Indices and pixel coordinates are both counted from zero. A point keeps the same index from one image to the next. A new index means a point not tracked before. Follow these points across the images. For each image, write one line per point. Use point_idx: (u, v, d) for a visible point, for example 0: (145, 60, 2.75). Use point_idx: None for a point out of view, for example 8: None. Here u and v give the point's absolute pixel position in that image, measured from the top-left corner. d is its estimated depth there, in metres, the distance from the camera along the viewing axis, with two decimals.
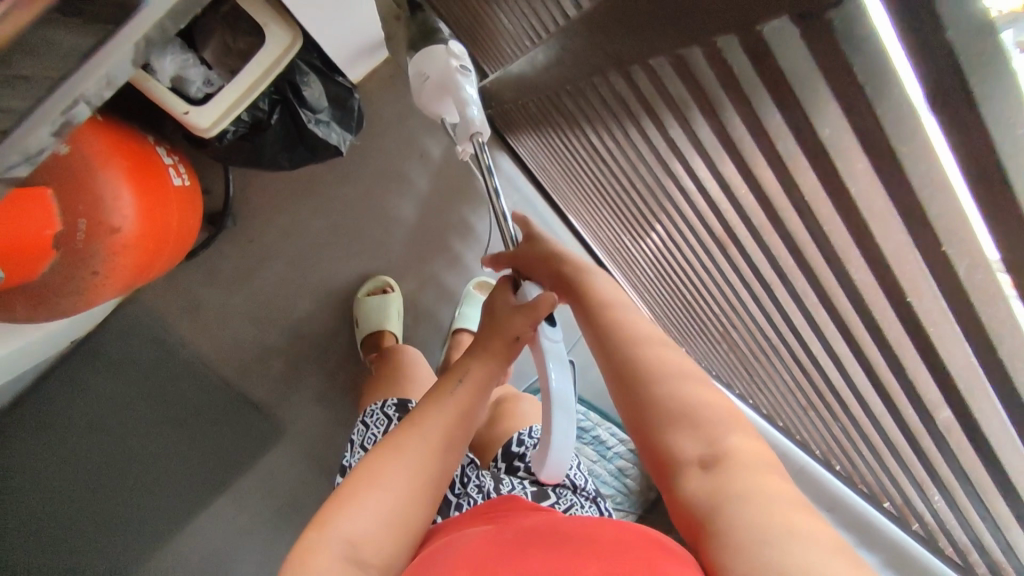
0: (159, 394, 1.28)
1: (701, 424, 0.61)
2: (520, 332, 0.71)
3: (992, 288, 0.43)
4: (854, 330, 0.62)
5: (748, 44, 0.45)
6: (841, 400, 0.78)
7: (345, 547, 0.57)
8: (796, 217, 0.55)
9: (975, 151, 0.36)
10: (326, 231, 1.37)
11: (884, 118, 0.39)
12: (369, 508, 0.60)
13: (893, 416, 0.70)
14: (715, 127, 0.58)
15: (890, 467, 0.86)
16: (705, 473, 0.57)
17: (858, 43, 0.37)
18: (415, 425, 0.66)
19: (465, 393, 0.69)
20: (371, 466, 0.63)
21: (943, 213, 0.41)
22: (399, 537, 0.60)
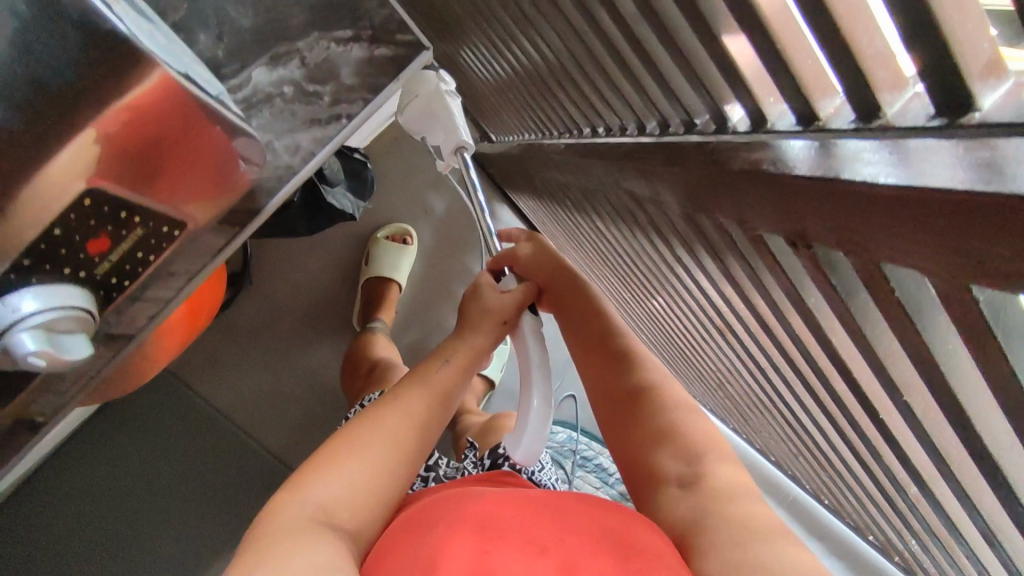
0: (172, 451, 1.23)
1: (687, 446, 0.68)
2: (509, 318, 0.74)
3: (960, 457, 0.43)
4: (853, 439, 0.61)
5: (746, 233, 0.42)
6: (838, 466, 0.77)
7: (319, 506, 0.57)
8: (789, 336, 0.53)
9: (928, 371, 0.36)
10: (338, 284, 1.40)
11: (858, 314, 0.38)
12: (342, 474, 0.60)
13: (888, 499, 0.68)
14: (718, 265, 0.54)
15: (875, 514, 0.84)
16: (681, 491, 0.65)
17: (838, 270, 0.36)
18: (396, 401, 0.67)
19: (448, 374, 0.71)
20: (353, 432, 0.64)
21: (907, 387, 0.41)
22: (370, 504, 0.60)
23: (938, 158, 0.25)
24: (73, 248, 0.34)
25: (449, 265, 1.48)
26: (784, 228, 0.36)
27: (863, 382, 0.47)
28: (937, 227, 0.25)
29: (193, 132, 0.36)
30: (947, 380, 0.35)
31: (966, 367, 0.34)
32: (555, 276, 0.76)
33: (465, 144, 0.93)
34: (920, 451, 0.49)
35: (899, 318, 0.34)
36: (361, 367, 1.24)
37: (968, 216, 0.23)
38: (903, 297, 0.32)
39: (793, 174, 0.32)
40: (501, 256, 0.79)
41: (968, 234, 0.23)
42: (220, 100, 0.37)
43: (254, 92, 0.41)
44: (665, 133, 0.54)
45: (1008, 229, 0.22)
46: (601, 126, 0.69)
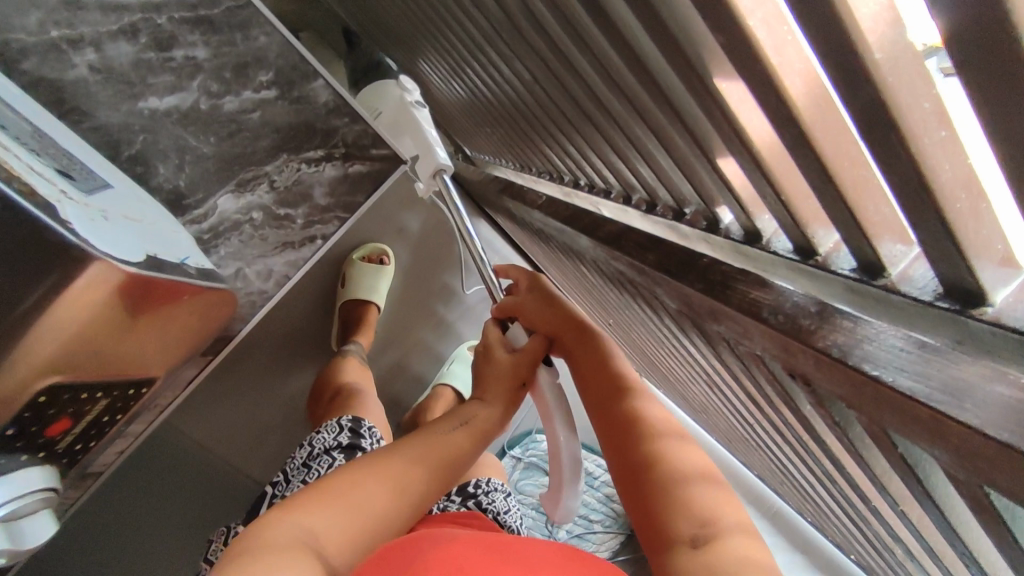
0: (153, 486, 1.16)
1: (699, 505, 0.49)
2: (526, 378, 0.65)
3: (953, 560, 0.43)
4: (864, 511, 0.55)
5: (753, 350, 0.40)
6: (845, 518, 0.71)
7: (304, 532, 0.51)
8: (789, 423, 0.50)
9: (927, 507, 0.35)
10: (314, 308, 1.32)
11: (856, 440, 0.36)
12: (338, 507, 0.54)
13: (893, 560, 0.64)
14: (724, 348, 0.47)
15: (875, 558, 0.79)
16: (693, 553, 0.46)
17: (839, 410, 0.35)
18: (409, 445, 0.61)
19: (462, 435, 0.63)
20: (362, 468, 0.59)
21: (902, 500, 0.40)
22: (360, 537, 0.54)
23: (955, 369, 0.25)
24: (47, 418, 0.57)
25: (429, 278, 1.45)
26: (784, 361, 0.36)
27: (856, 478, 0.46)
28: (949, 439, 0.25)
29: (171, 293, 0.65)
30: (949, 520, 0.34)
31: (961, 513, 0.33)
32: (560, 321, 0.64)
33: (445, 166, 0.72)
34: (912, 538, 0.47)
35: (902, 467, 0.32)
36: (325, 394, 1.17)
37: (975, 443, 0.23)
38: (905, 453, 0.31)
39: (798, 331, 0.32)
40: (502, 305, 0.69)
41: (977, 456, 0.24)
42: (182, 262, 0.68)
43: (219, 215, 0.74)
44: (654, 212, 0.52)
45: (1016, 469, 0.22)
46: (584, 180, 0.67)
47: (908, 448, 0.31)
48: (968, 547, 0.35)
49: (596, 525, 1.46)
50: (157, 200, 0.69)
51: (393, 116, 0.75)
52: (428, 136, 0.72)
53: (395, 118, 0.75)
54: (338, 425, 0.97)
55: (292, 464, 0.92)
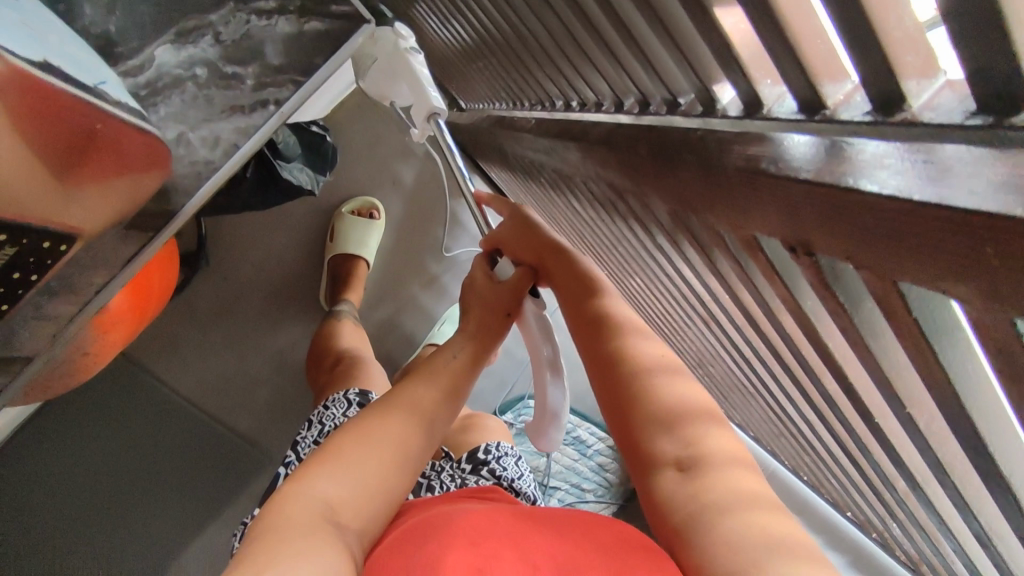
0: (136, 438, 1.13)
1: (681, 424, 0.55)
2: (512, 309, 0.67)
3: (958, 467, 0.40)
4: (864, 438, 0.52)
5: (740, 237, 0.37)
6: (832, 452, 0.68)
7: (322, 505, 0.49)
8: (793, 339, 0.46)
9: (938, 390, 0.31)
10: (303, 261, 1.28)
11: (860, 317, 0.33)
12: (349, 469, 0.52)
13: (898, 502, 0.60)
14: (728, 261, 0.44)
15: (857, 496, 0.79)
16: (681, 476, 0.53)
17: (841, 278, 0.31)
18: (405, 392, 0.59)
19: (454, 371, 0.63)
20: (363, 423, 0.56)
21: (911, 393, 0.36)
22: (378, 499, 0.53)
23: (980, 174, 0.20)
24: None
25: (421, 234, 1.41)
26: (783, 234, 0.31)
27: (859, 388, 0.43)
28: (984, 261, 0.20)
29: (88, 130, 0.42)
30: (961, 400, 0.31)
31: (981, 377, 0.29)
32: (548, 253, 0.66)
33: (439, 110, 0.79)
34: (915, 455, 0.45)
35: (916, 338, 0.29)
36: (325, 361, 1.13)
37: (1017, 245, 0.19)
38: (915, 308, 0.27)
39: (792, 176, 0.27)
40: (489, 240, 0.71)
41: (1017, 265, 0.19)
42: (99, 89, 0.44)
43: (158, 73, 0.50)
44: (646, 112, 0.48)
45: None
46: (575, 100, 0.63)
47: (922, 299, 0.27)
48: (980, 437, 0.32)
49: (588, 494, 1.44)
50: (85, 40, 0.46)
51: (387, 63, 0.77)
52: (422, 83, 0.78)
53: (391, 66, 0.78)
54: (346, 399, 0.94)
55: (305, 441, 0.89)
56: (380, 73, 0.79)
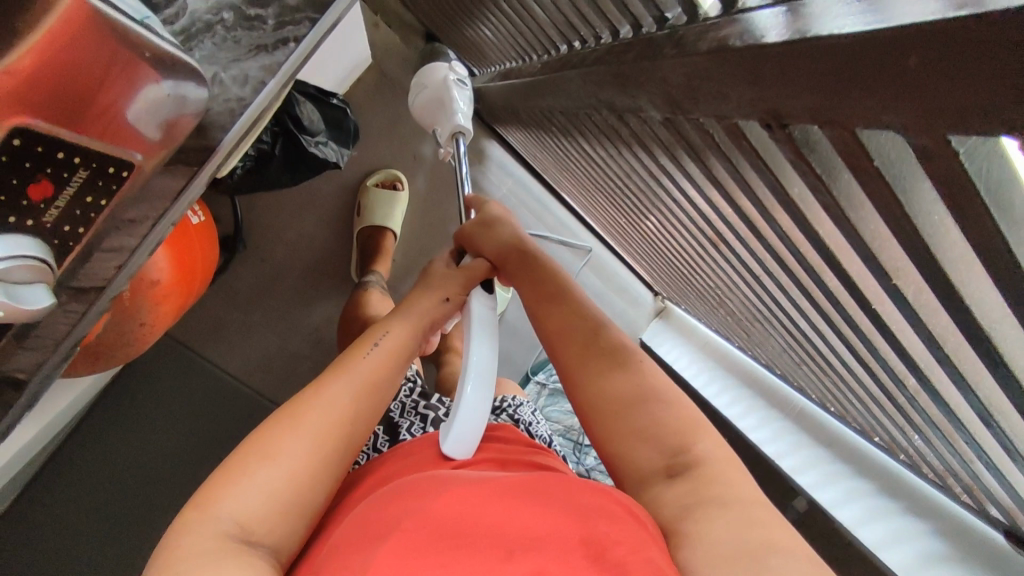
0: (190, 414, 1.21)
1: (666, 436, 0.57)
2: (452, 294, 0.68)
3: (951, 337, 0.42)
4: (873, 338, 0.54)
5: (725, 126, 0.41)
6: (849, 367, 0.70)
7: (232, 525, 0.48)
8: (794, 239, 0.48)
9: (910, 241, 0.35)
10: (333, 238, 1.34)
11: (834, 187, 0.36)
12: (258, 483, 0.51)
13: (917, 407, 0.62)
14: (727, 167, 0.47)
15: (878, 414, 0.80)
16: (669, 482, 0.55)
17: (813, 145, 0.35)
18: (317, 392, 0.57)
19: (373, 366, 0.61)
20: (269, 428, 0.54)
21: (894, 264, 0.39)
22: (296, 506, 0.52)
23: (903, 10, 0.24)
24: (14, 193, 0.33)
25: (445, 205, 1.44)
26: (758, 110, 0.36)
27: (853, 274, 0.45)
28: (907, 66, 0.24)
29: (125, 72, 0.34)
30: (929, 246, 0.34)
31: (945, 226, 0.32)
32: (506, 251, 0.69)
33: (463, 128, 0.82)
34: (915, 339, 0.47)
35: (881, 188, 0.32)
36: (353, 327, 1.17)
37: (937, 50, 0.23)
38: (873, 151, 0.30)
39: (761, 41, 0.32)
40: (458, 236, 0.74)
41: (936, 66, 0.23)
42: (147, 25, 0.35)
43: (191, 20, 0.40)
44: (639, 34, 0.51)
45: (995, 43, 0.21)
46: (576, 41, 0.66)
47: (878, 152, 0.30)
48: (953, 283, 0.35)
49: None
50: None
51: (433, 91, 0.86)
52: (452, 106, 0.83)
53: (434, 94, 0.86)
54: None
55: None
56: (426, 99, 0.87)
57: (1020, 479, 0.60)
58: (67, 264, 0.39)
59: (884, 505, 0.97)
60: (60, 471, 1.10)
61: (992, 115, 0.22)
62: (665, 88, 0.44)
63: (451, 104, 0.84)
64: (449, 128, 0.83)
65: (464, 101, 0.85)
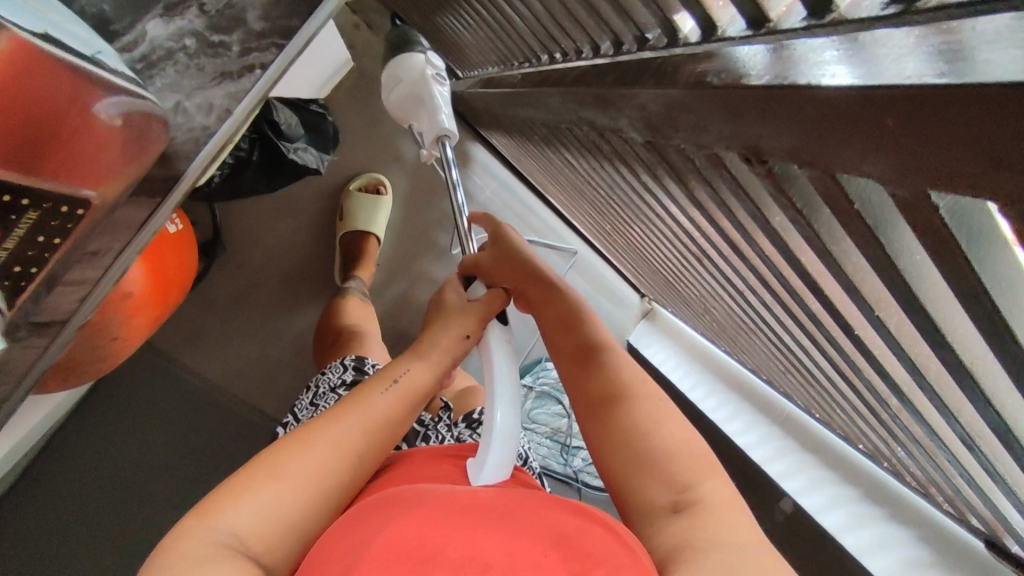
0: (170, 423, 1.19)
1: (672, 469, 0.55)
2: (473, 330, 0.67)
3: (933, 368, 0.42)
4: (857, 360, 0.53)
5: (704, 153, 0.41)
6: (834, 380, 0.69)
7: (230, 536, 0.48)
8: (775, 262, 0.48)
9: (891, 278, 0.34)
10: (315, 243, 1.32)
11: (814, 222, 0.36)
12: (262, 500, 0.50)
13: (900, 424, 0.61)
14: (709, 192, 0.47)
15: (863, 424, 0.80)
16: (674, 516, 0.53)
17: (793, 181, 0.34)
18: (333, 421, 0.57)
19: (390, 400, 0.60)
20: (281, 449, 0.54)
21: (876, 297, 0.38)
22: (296, 530, 0.51)
23: (887, 74, 0.23)
24: None
25: (428, 208, 1.41)
26: (737, 143, 0.35)
27: (835, 301, 0.44)
28: (884, 123, 0.24)
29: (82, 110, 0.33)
30: (911, 286, 0.33)
31: (925, 267, 0.32)
32: (520, 275, 0.70)
33: (449, 130, 0.80)
34: (896, 364, 0.47)
35: (861, 227, 0.32)
36: (328, 336, 1.16)
37: (916, 109, 0.22)
38: (852, 195, 0.30)
39: (743, 80, 0.31)
40: (468, 264, 0.72)
41: (916, 126, 0.23)
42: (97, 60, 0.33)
43: (151, 48, 0.38)
44: (619, 52, 0.50)
45: (975, 113, 0.20)
46: (558, 53, 0.64)
47: (857, 197, 0.30)
48: (933, 320, 0.35)
49: None
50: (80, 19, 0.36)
51: (413, 88, 0.83)
52: (435, 107, 0.80)
53: (413, 91, 0.83)
54: (342, 365, 0.96)
55: (302, 405, 0.94)
56: (403, 95, 0.84)
57: (1000, 496, 0.60)
58: (22, 300, 0.38)
59: (868, 513, 0.98)
60: (40, 482, 1.10)
61: (968, 172, 0.22)
62: (644, 111, 0.44)
63: (432, 103, 0.81)
64: (432, 130, 0.81)
65: (445, 100, 0.82)
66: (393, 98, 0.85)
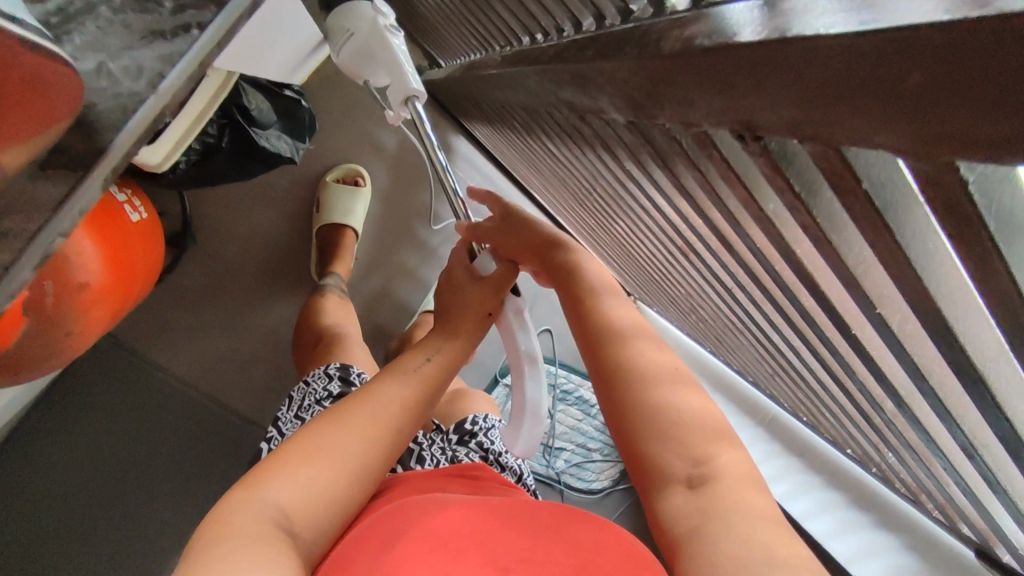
0: (135, 421, 1.14)
1: (689, 441, 0.51)
2: (494, 308, 0.64)
3: (938, 372, 0.39)
4: (852, 363, 0.50)
5: (693, 133, 0.37)
6: (823, 381, 0.66)
7: (277, 511, 0.44)
8: (766, 255, 0.44)
9: (900, 272, 0.31)
10: (291, 235, 1.27)
11: (815, 208, 0.32)
12: (307, 473, 0.47)
13: (893, 430, 0.59)
14: (698, 179, 0.43)
15: (853, 428, 0.77)
16: (688, 493, 0.49)
17: (793, 163, 0.31)
18: (371, 394, 0.54)
19: (425, 376, 0.58)
20: (321, 424, 0.51)
21: (881, 294, 0.35)
22: (339, 506, 0.48)
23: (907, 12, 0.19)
24: None
25: (408, 201, 1.37)
26: (728, 118, 0.31)
27: (832, 298, 0.41)
28: (902, 85, 0.20)
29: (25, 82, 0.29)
30: (922, 280, 0.30)
31: (939, 254, 0.28)
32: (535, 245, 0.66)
33: (417, 93, 0.74)
34: (895, 366, 0.43)
35: (867, 212, 0.28)
36: (306, 338, 1.10)
37: (941, 66, 0.19)
38: (861, 172, 0.26)
39: (734, 40, 0.27)
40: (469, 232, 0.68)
41: (939, 89, 0.19)
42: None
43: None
44: (601, 26, 0.46)
45: (1000, 69, 0.17)
46: (539, 33, 0.61)
47: (871, 176, 0.26)
48: (943, 318, 0.31)
49: (595, 453, 1.32)
50: None
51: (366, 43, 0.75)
52: (399, 66, 0.73)
53: (366, 44, 0.75)
54: (326, 374, 0.89)
55: (285, 417, 0.86)
56: (354, 50, 0.76)
57: (996, 506, 0.57)
58: None
59: (855, 519, 0.98)
60: None
61: (980, 141, 0.19)
62: (626, 88, 0.40)
63: (392, 59, 0.74)
64: (398, 91, 0.75)
65: (404, 54, 0.75)
66: (344, 53, 0.77)
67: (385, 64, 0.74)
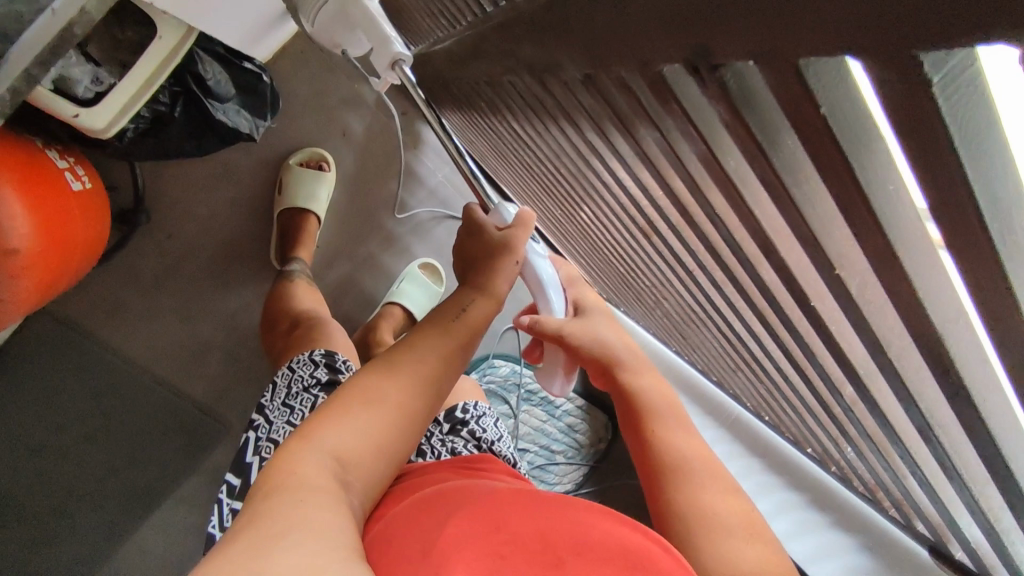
0: (75, 406, 1.07)
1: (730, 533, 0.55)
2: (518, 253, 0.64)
3: (898, 344, 0.37)
4: (814, 346, 0.49)
5: (648, 78, 0.34)
6: (780, 368, 0.64)
7: (331, 460, 0.46)
8: (725, 222, 0.42)
9: (860, 222, 0.29)
10: (252, 217, 1.21)
11: (774, 154, 0.30)
12: (359, 422, 0.49)
13: (852, 419, 0.57)
14: (657, 138, 0.41)
15: (813, 425, 0.76)
16: None
17: (752, 100, 0.28)
18: (412, 348, 0.56)
19: (461, 328, 0.59)
20: (367, 377, 0.53)
21: (841, 253, 0.33)
22: (389, 457, 0.50)
23: None
24: None
25: (377, 187, 1.32)
26: (680, 50, 0.29)
27: (792, 267, 0.39)
28: None
29: None
30: (885, 231, 0.28)
31: (901, 194, 0.26)
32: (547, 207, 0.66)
33: (404, 57, 0.71)
34: (855, 342, 0.42)
35: (829, 147, 0.26)
36: (279, 325, 1.04)
37: None
38: (820, 93, 0.24)
39: None
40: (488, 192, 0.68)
41: None
42: None
43: None
44: None
45: None
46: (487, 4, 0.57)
47: (837, 95, 0.24)
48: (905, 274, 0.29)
49: (558, 455, 1.29)
50: None
51: (340, 7, 0.71)
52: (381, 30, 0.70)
53: (340, 10, 0.72)
54: (312, 360, 0.83)
55: (272, 405, 0.79)
56: (331, 16, 0.73)
57: (952, 498, 0.56)
58: None
59: (813, 519, 0.98)
60: None
61: (951, 27, 0.17)
62: (580, 33, 0.38)
63: (372, 24, 0.70)
64: (385, 54, 0.71)
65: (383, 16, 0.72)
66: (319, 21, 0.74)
67: (368, 32, 0.70)
